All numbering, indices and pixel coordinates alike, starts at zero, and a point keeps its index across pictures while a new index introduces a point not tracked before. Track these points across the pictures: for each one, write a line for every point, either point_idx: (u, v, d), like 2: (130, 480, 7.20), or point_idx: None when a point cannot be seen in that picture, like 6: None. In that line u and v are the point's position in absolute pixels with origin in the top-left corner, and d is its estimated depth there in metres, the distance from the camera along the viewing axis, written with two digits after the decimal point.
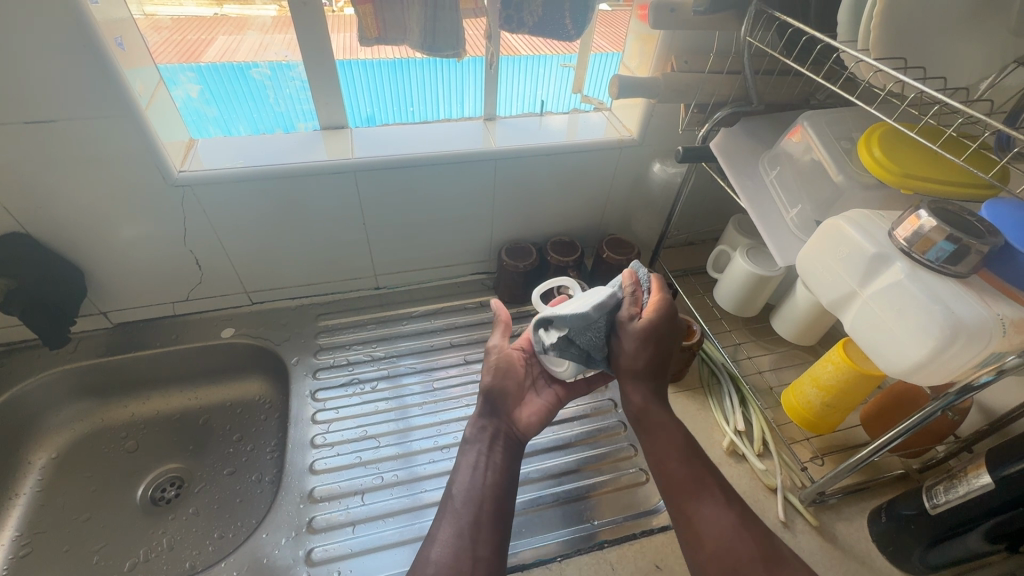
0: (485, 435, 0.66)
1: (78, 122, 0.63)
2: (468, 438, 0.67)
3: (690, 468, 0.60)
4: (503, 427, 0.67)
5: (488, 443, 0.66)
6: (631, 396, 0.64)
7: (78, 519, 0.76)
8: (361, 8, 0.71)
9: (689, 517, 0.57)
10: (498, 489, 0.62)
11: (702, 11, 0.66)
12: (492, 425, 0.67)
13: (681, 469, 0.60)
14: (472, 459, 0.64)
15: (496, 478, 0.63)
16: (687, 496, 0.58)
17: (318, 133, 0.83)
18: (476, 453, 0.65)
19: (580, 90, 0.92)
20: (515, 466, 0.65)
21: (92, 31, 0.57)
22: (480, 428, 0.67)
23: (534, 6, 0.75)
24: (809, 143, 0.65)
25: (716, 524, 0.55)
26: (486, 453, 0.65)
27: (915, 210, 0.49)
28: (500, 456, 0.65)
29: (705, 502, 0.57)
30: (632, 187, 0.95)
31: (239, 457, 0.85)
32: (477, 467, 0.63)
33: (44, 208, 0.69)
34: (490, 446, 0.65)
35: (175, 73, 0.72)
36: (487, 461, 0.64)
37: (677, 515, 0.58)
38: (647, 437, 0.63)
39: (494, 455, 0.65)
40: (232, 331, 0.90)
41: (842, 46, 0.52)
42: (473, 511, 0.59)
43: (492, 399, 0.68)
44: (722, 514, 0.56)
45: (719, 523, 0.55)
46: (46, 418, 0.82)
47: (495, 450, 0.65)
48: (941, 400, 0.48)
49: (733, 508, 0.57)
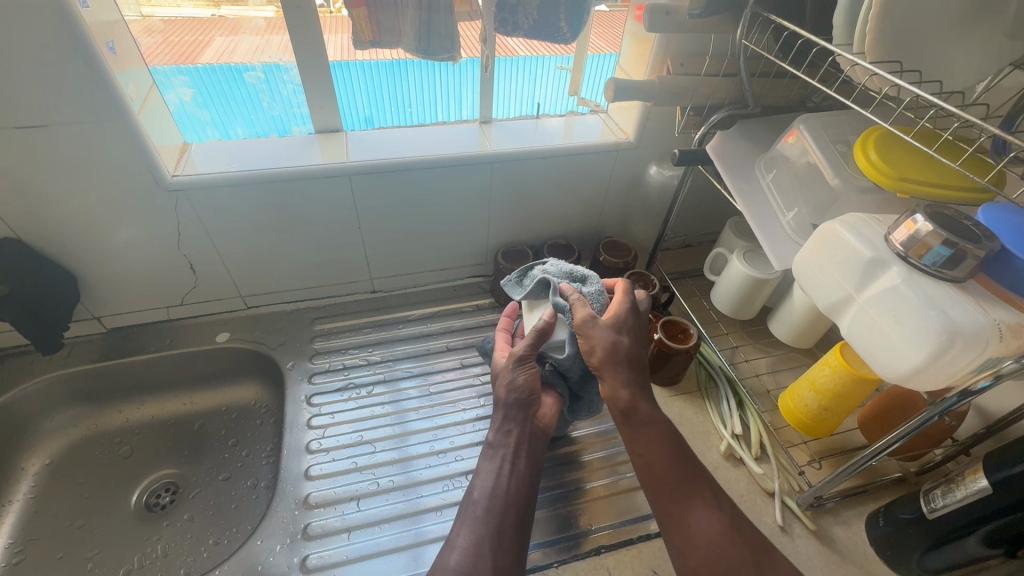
0: (510, 440, 0.64)
1: (70, 127, 0.62)
2: (492, 443, 0.65)
3: (680, 469, 0.59)
4: (528, 429, 0.66)
5: (514, 449, 0.64)
6: (618, 391, 0.61)
7: (71, 526, 0.75)
8: (355, 11, 0.71)
9: (679, 520, 0.56)
10: (524, 496, 0.61)
11: (697, 14, 0.66)
12: (517, 428, 0.65)
13: (670, 471, 0.59)
14: (495, 466, 0.63)
15: (521, 486, 0.62)
16: (677, 500, 0.57)
17: (312, 136, 0.82)
18: (502, 460, 0.63)
19: (577, 92, 0.91)
20: (538, 470, 0.65)
21: (82, 35, 0.57)
22: (504, 433, 0.65)
23: (529, 8, 0.74)
24: (804, 146, 0.65)
25: (707, 528, 0.55)
26: (511, 460, 0.63)
27: (911, 215, 0.48)
28: (525, 460, 0.64)
29: (695, 504, 0.57)
30: (629, 190, 0.95)
31: (234, 463, 0.84)
32: (500, 474, 0.62)
33: (36, 213, 0.69)
34: (516, 452, 0.64)
35: (167, 76, 0.72)
36: (512, 468, 0.63)
37: (669, 516, 0.57)
38: (631, 435, 0.61)
39: (518, 461, 0.63)
40: (227, 336, 0.90)
41: (838, 49, 0.52)
42: (495, 521, 0.58)
43: (524, 404, 0.65)
44: (713, 518, 0.56)
45: (709, 528, 0.55)
46: (40, 424, 0.82)
47: (520, 456, 0.64)
48: (938, 405, 0.47)
49: (722, 510, 0.57)
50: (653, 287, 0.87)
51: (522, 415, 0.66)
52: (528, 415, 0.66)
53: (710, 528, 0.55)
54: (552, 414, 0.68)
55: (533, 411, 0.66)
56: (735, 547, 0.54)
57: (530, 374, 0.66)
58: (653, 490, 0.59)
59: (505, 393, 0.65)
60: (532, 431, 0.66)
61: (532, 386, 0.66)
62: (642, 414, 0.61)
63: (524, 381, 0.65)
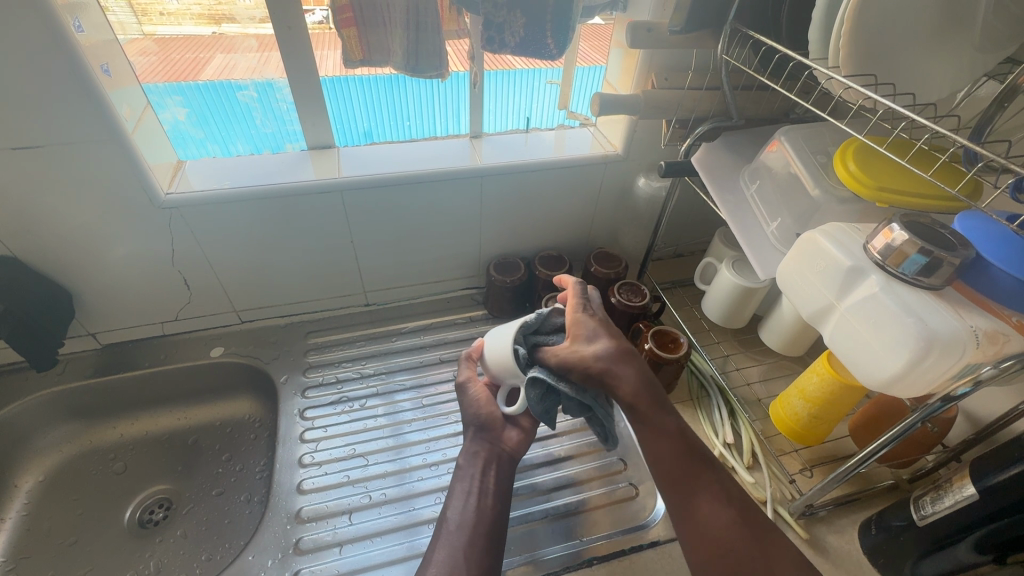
0: (478, 460, 0.67)
1: (67, 147, 0.64)
2: (461, 464, 0.68)
3: (687, 464, 0.57)
4: (494, 449, 0.69)
5: (482, 467, 0.67)
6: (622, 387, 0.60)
7: (64, 543, 0.75)
8: (346, 31, 0.72)
9: (689, 513, 0.55)
10: (494, 512, 0.63)
11: (678, 31, 0.68)
12: (484, 449, 0.68)
13: (676, 467, 0.57)
14: (467, 485, 0.65)
15: (492, 503, 0.64)
16: (685, 494, 0.56)
17: (305, 153, 0.84)
18: (471, 478, 0.66)
19: (566, 106, 0.93)
20: (509, 487, 0.67)
21: (79, 60, 0.59)
22: (472, 454, 0.68)
23: (517, 27, 0.72)
24: (786, 157, 0.66)
25: (716, 517, 0.53)
26: (480, 477, 0.66)
27: (888, 223, 0.49)
28: (493, 477, 0.66)
29: (703, 496, 0.55)
30: (618, 202, 0.97)
31: (227, 478, 0.84)
32: (470, 493, 0.64)
33: (32, 232, 0.70)
34: (484, 469, 0.67)
35: (162, 96, 0.73)
36: (482, 486, 0.65)
37: (677, 508, 0.56)
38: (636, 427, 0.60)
39: (487, 480, 0.66)
40: (221, 350, 0.90)
41: (813, 64, 0.53)
42: (467, 533, 0.60)
43: (484, 426, 0.70)
44: (721, 509, 0.54)
45: (718, 520, 0.53)
46: (33, 441, 0.82)
47: (488, 474, 0.66)
48: (922, 410, 0.48)
49: (731, 502, 0.54)
50: (643, 296, 0.88)
51: (488, 437, 0.70)
52: (492, 438, 0.70)
53: (721, 521, 0.53)
54: (519, 440, 0.71)
55: (495, 432, 0.70)
56: (750, 536, 0.52)
57: (480, 391, 0.72)
58: (672, 483, 0.57)
59: (467, 416, 0.71)
60: (499, 453, 0.69)
61: (488, 410, 0.70)
62: (665, 405, 0.60)
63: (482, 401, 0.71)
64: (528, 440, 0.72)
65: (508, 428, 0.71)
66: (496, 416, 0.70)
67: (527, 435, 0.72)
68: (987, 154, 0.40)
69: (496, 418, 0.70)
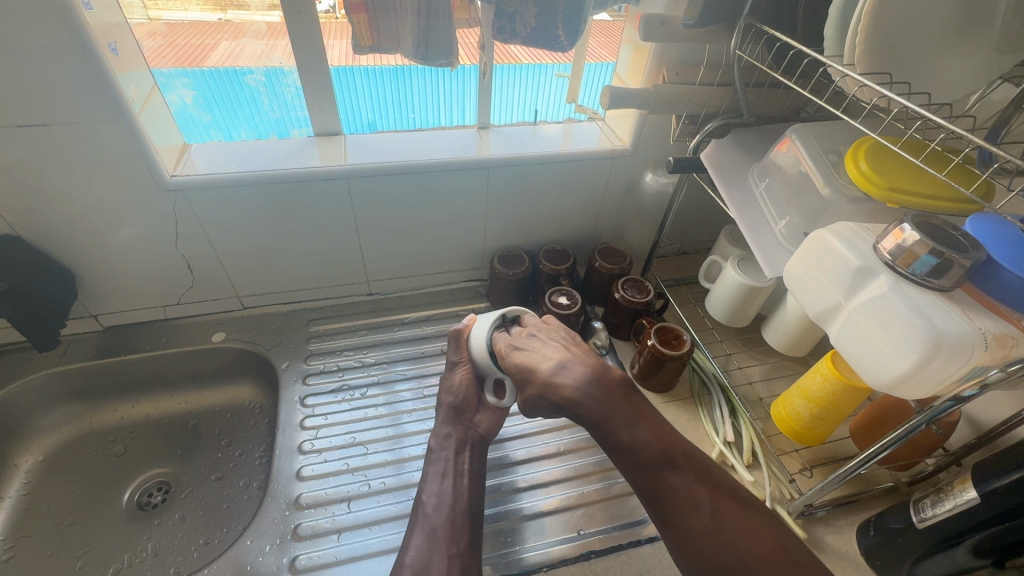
0: (451, 444, 0.69)
1: (72, 126, 0.63)
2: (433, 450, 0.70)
3: (649, 471, 0.57)
4: (466, 431, 0.71)
5: (455, 449, 0.69)
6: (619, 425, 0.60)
7: (63, 523, 0.75)
8: (356, 17, 0.71)
9: (668, 521, 0.55)
10: (470, 490, 0.65)
11: (693, 24, 0.67)
12: (456, 432, 0.71)
13: (643, 474, 0.58)
14: (441, 467, 0.67)
15: (468, 483, 0.66)
16: (657, 501, 0.56)
17: (312, 139, 0.83)
18: (445, 460, 0.68)
19: (575, 99, 0.92)
20: (482, 469, 0.69)
21: (88, 38, 0.58)
22: (444, 438, 0.70)
23: (528, 17, 0.72)
24: (797, 155, 0.66)
25: (697, 524, 0.53)
26: (453, 459, 0.68)
27: (900, 224, 0.49)
28: (467, 458, 0.69)
29: (673, 505, 0.55)
30: (625, 197, 0.96)
31: (226, 463, 0.85)
32: (445, 475, 0.66)
33: (36, 211, 0.70)
34: (457, 452, 0.69)
35: (170, 78, 0.73)
36: (457, 467, 0.67)
37: (659, 517, 0.56)
38: (606, 437, 0.60)
39: (461, 461, 0.68)
40: (223, 335, 0.90)
41: (829, 60, 0.51)
42: (445, 513, 0.62)
43: (458, 408, 0.73)
44: (695, 516, 0.54)
45: (690, 525, 0.54)
46: (34, 421, 0.82)
47: (460, 455, 0.69)
48: (927, 412, 0.48)
49: (703, 507, 0.54)
50: (647, 293, 0.88)
51: (462, 419, 0.72)
52: (463, 419, 0.72)
53: (692, 525, 0.54)
54: (490, 422, 0.73)
55: (467, 415, 0.73)
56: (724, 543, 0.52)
57: (464, 376, 0.75)
58: (651, 500, 0.57)
59: (444, 400, 0.74)
60: (470, 435, 0.71)
61: (466, 390, 0.74)
62: (619, 415, 0.60)
63: (459, 385, 0.74)
64: (499, 425, 0.74)
65: (482, 410, 0.74)
66: (469, 399, 0.73)
67: (499, 419, 0.74)
68: (1003, 154, 0.39)
69: (470, 398, 0.74)
